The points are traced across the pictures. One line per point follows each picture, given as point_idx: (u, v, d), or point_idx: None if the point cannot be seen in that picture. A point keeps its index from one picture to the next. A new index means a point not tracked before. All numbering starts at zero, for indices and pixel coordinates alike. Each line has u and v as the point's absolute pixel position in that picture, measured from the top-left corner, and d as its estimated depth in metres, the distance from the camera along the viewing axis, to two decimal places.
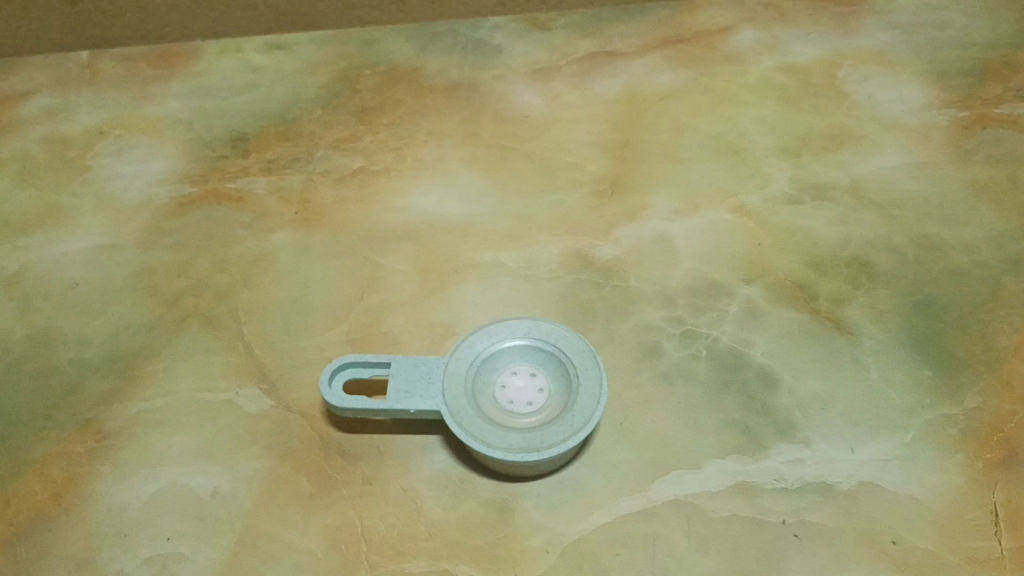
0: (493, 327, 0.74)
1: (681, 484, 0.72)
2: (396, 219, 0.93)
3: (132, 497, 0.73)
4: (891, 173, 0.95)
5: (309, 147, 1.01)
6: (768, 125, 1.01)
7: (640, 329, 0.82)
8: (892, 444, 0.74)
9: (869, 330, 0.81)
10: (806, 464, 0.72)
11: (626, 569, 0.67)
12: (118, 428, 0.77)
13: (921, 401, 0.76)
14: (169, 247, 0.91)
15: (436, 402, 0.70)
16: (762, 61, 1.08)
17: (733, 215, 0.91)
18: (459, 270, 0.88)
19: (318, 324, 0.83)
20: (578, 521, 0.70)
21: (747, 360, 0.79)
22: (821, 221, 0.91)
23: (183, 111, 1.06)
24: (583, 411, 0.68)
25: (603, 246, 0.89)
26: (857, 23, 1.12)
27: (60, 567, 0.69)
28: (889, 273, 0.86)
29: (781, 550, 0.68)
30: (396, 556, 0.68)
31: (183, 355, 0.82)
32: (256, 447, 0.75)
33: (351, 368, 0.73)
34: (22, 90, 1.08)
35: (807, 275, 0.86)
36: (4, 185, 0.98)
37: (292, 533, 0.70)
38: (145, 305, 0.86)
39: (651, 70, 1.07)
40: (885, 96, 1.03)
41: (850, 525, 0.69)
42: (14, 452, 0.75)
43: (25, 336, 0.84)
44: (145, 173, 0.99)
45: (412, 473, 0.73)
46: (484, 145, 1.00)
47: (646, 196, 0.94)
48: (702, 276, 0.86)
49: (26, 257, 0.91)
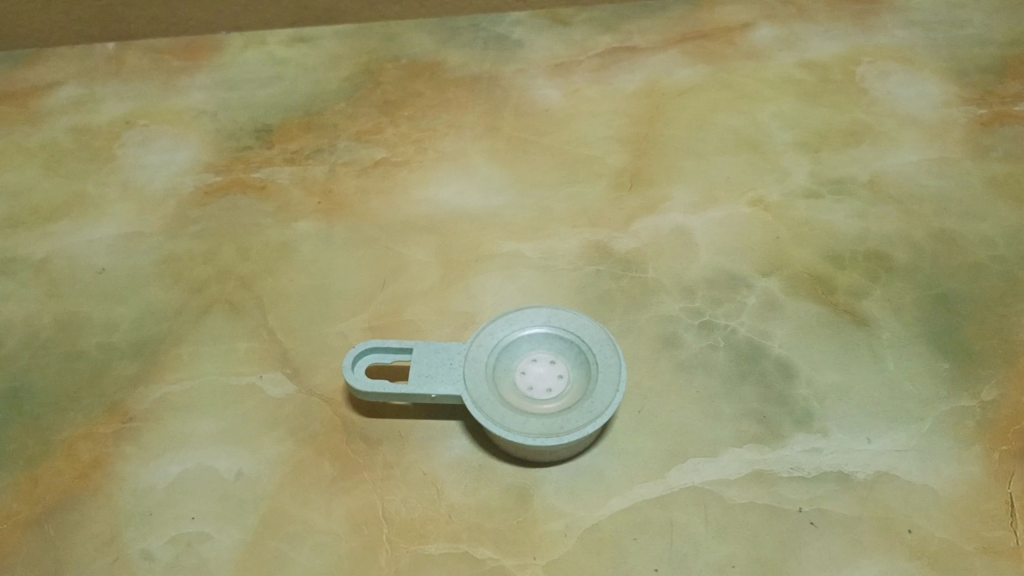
0: (514, 315, 0.75)
1: (699, 472, 0.72)
2: (417, 209, 0.94)
3: (157, 478, 0.74)
4: (909, 168, 0.95)
5: (332, 139, 1.02)
6: (787, 120, 1.01)
7: (659, 320, 0.82)
8: (908, 435, 0.74)
9: (887, 323, 0.82)
10: (823, 454, 0.73)
11: (644, 554, 0.68)
12: (144, 411, 0.78)
13: (938, 393, 0.77)
14: (194, 235, 0.92)
15: (458, 387, 0.70)
16: (781, 57, 1.09)
17: (752, 209, 0.92)
18: (480, 260, 0.89)
19: (341, 311, 0.85)
20: (596, 506, 0.71)
21: (765, 351, 0.80)
22: (839, 215, 0.91)
23: (208, 102, 1.07)
24: (603, 398, 0.69)
25: (622, 238, 0.90)
26: (876, 21, 1.13)
27: (87, 545, 0.70)
28: (907, 267, 0.86)
29: (798, 537, 0.68)
30: (417, 539, 0.69)
31: (208, 340, 0.83)
32: (280, 430, 0.76)
33: (374, 353, 0.74)
34: (50, 81, 1.10)
35: (825, 268, 0.87)
36: (32, 173, 1.00)
37: (314, 515, 0.71)
38: (170, 292, 0.87)
39: (670, 66, 1.08)
40: (903, 93, 1.04)
41: (867, 513, 0.70)
42: (42, 433, 0.77)
43: (54, 321, 0.85)
44: (171, 163, 1.00)
45: (433, 457, 0.74)
46: (505, 138, 1.01)
47: (666, 189, 0.94)
48: (720, 268, 0.86)
49: (54, 244, 0.92)
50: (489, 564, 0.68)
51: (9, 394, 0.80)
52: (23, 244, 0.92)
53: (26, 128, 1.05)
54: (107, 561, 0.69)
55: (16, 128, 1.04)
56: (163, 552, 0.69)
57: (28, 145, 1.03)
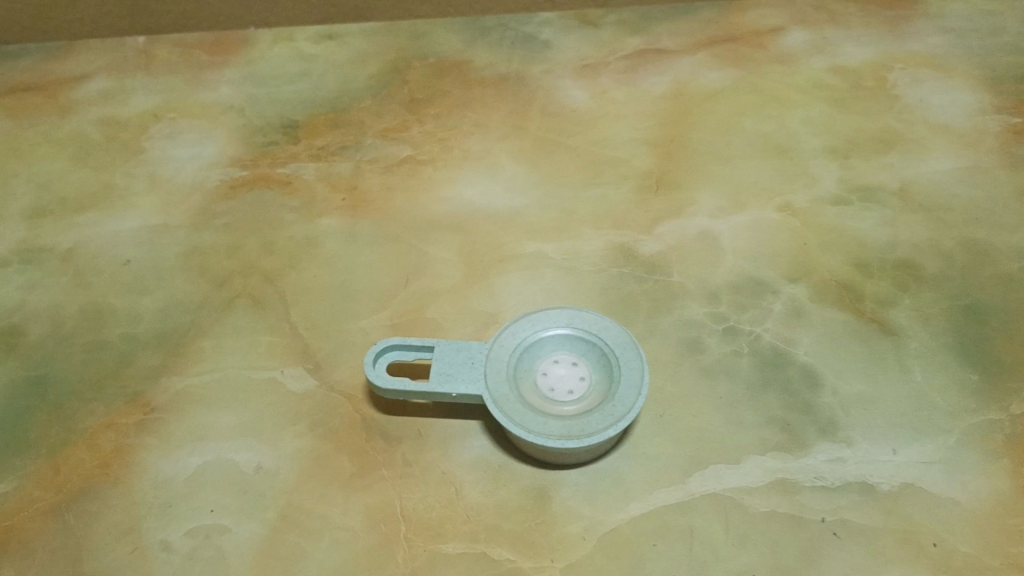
0: (536, 316, 0.74)
1: (720, 479, 0.71)
2: (441, 208, 0.94)
3: (177, 470, 0.74)
4: (941, 177, 0.94)
5: (358, 136, 1.02)
6: (817, 126, 1.00)
7: (682, 324, 0.82)
8: (935, 447, 0.73)
9: (915, 333, 0.81)
10: (847, 463, 0.72)
11: (663, 559, 0.67)
12: (166, 402, 0.78)
13: (965, 405, 0.76)
14: (219, 229, 0.93)
15: (479, 386, 0.70)
16: (811, 62, 1.08)
17: (780, 214, 0.91)
18: (504, 260, 0.88)
19: (363, 308, 0.85)
20: (615, 510, 0.70)
21: (790, 358, 0.79)
22: (868, 222, 0.90)
23: (236, 97, 1.08)
24: (624, 402, 0.68)
25: (647, 241, 0.89)
26: (909, 27, 1.11)
27: (106, 535, 0.70)
28: (936, 276, 0.85)
29: (820, 548, 0.68)
30: (435, 538, 0.69)
31: (230, 334, 0.83)
32: (300, 425, 0.76)
33: (395, 351, 0.73)
34: (80, 73, 1.11)
35: (853, 276, 0.85)
36: (61, 164, 1.00)
37: (333, 511, 0.71)
38: (194, 284, 0.88)
39: (699, 69, 1.07)
40: (936, 100, 1.02)
41: (890, 525, 0.69)
42: (65, 422, 0.77)
43: (79, 311, 0.86)
44: (198, 157, 1.01)
45: (452, 457, 0.74)
46: (531, 138, 1.01)
47: (692, 193, 0.94)
48: (746, 274, 0.86)
49: (81, 234, 0.93)
50: (506, 566, 0.67)
51: (33, 383, 0.80)
52: (51, 234, 0.93)
53: (56, 119, 1.05)
54: (125, 551, 0.69)
55: (46, 119, 1.05)
56: (181, 544, 0.69)
57: (57, 135, 1.03)
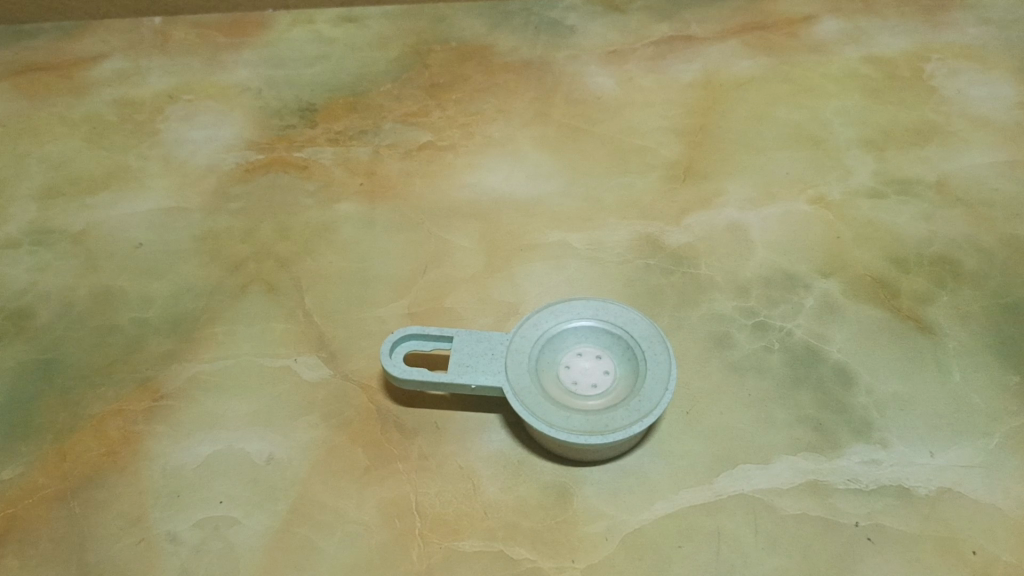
0: (560, 306, 0.72)
1: (749, 479, 0.69)
2: (462, 195, 0.91)
3: (187, 459, 0.71)
4: (980, 170, 0.91)
5: (378, 120, 0.99)
6: (851, 116, 0.97)
7: (710, 318, 0.79)
8: (973, 450, 0.70)
9: (954, 331, 0.78)
10: (882, 466, 0.69)
11: (689, 563, 0.64)
12: (176, 389, 0.76)
13: (1005, 407, 0.72)
14: (233, 213, 0.90)
15: (499, 378, 0.67)
16: (845, 52, 1.05)
17: (812, 207, 0.88)
18: (524, 249, 0.85)
19: (380, 296, 0.82)
20: (639, 511, 0.67)
21: (822, 355, 0.76)
22: (904, 216, 0.87)
23: (253, 78, 1.05)
24: (651, 397, 0.65)
25: (673, 231, 0.86)
26: (946, 18, 1.08)
27: (111, 524, 0.68)
28: (976, 274, 0.82)
29: (854, 553, 0.64)
30: (451, 534, 0.66)
31: (243, 320, 0.81)
32: (313, 416, 0.74)
33: (412, 340, 0.70)
34: (95, 53, 1.09)
35: (888, 271, 0.82)
36: (74, 144, 0.98)
37: (346, 505, 0.68)
38: (207, 269, 0.85)
39: (729, 57, 1.04)
40: (975, 92, 0.99)
41: (928, 532, 0.65)
42: (72, 407, 0.75)
43: (89, 294, 0.84)
44: (214, 139, 0.98)
45: (471, 450, 0.71)
46: (555, 125, 0.98)
47: (721, 184, 0.91)
48: (777, 267, 0.83)
49: (94, 216, 0.91)
50: (525, 565, 0.65)
51: (41, 367, 0.78)
52: (63, 215, 0.91)
53: (70, 99, 1.03)
54: (130, 542, 0.67)
55: (60, 99, 1.03)
56: (189, 536, 0.67)
57: (71, 116, 1.01)
